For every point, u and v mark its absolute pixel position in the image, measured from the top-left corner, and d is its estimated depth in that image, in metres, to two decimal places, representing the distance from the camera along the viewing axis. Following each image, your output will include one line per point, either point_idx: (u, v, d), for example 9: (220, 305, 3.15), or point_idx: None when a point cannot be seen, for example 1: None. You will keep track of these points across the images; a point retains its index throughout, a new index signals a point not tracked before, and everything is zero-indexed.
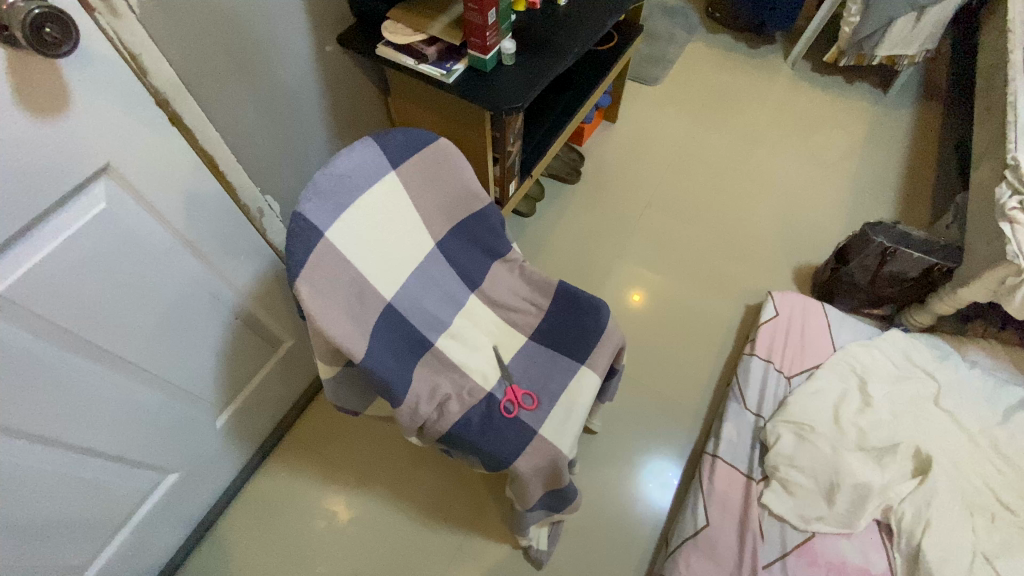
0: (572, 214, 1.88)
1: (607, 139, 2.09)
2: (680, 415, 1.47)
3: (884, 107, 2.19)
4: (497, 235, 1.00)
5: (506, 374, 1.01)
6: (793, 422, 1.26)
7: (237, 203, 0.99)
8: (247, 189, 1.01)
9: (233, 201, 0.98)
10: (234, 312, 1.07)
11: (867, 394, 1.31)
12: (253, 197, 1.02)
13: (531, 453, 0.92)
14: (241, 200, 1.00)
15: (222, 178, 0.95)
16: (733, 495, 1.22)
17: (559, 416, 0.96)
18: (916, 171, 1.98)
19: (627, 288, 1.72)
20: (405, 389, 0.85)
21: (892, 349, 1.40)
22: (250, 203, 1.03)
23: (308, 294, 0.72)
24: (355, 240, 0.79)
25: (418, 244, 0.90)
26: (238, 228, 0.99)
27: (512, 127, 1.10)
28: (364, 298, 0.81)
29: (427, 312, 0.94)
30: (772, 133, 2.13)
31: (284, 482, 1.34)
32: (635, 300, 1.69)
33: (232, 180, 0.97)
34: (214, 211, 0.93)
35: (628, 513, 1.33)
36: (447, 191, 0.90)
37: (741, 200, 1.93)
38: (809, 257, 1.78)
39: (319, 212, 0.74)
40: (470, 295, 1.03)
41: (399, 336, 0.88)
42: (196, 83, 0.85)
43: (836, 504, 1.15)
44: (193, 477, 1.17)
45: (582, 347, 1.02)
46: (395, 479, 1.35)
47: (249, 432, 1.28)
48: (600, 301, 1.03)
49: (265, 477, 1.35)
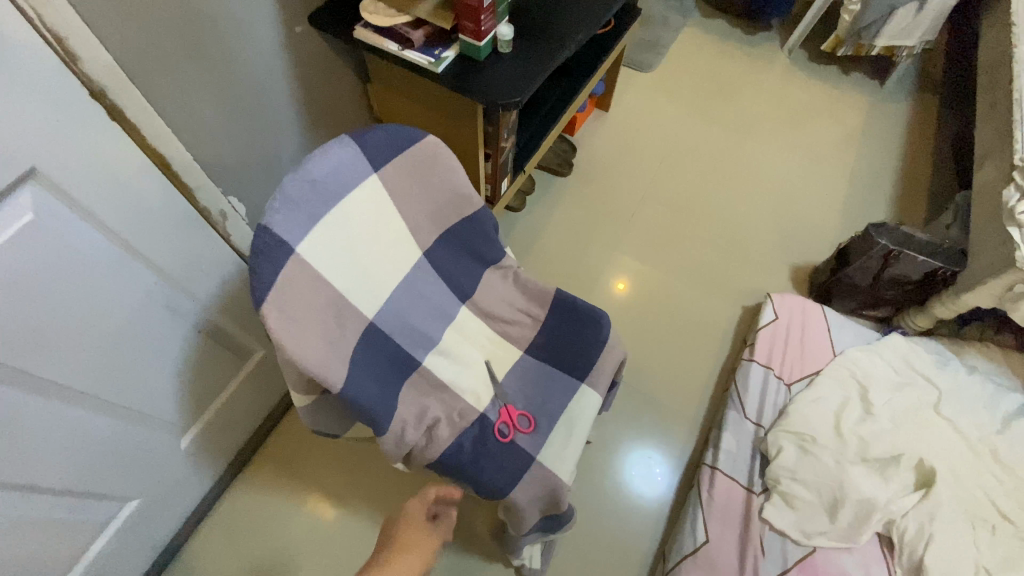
0: (561, 206, 1.79)
1: (599, 129, 1.99)
2: (676, 420, 1.41)
3: (880, 99, 2.14)
4: (491, 241, 0.90)
5: (500, 393, 0.93)
6: (794, 432, 1.22)
7: (195, 204, 0.88)
8: (206, 187, 0.89)
9: (189, 202, 0.86)
10: (196, 325, 0.96)
11: (869, 402, 1.27)
12: (214, 197, 0.91)
13: (529, 482, 0.85)
14: (199, 201, 0.89)
15: (177, 178, 0.83)
16: (732, 509, 1.17)
17: (559, 440, 0.89)
18: (912, 166, 1.94)
19: (611, 276, 1.65)
20: (390, 417, 0.77)
21: (892, 354, 1.36)
22: (210, 204, 0.91)
23: (277, 322, 0.62)
24: (332, 255, 0.69)
25: (404, 254, 0.80)
26: (194, 233, 0.88)
27: (506, 121, 1.00)
28: (342, 320, 0.71)
29: (414, 328, 0.85)
30: (767, 125, 2.06)
31: (259, 499, 1.25)
32: (620, 289, 1.63)
33: (188, 179, 0.85)
34: (167, 216, 0.82)
35: (622, 526, 1.27)
36: (436, 195, 0.80)
37: (737, 195, 1.86)
38: (807, 255, 1.72)
39: (289, 225, 0.64)
40: (461, 307, 0.94)
41: (383, 359, 0.79)
42: (141, 72, 0.73)
43: (839, 519, 1.12)
44: (155, 501, 1.07)
45: (582, 363, 0.95)
46: (379, 494, 1.27)
47: (218, 449, 1.18)
48: (602, 312, 0.95)
49: (239, 493, 1.25)
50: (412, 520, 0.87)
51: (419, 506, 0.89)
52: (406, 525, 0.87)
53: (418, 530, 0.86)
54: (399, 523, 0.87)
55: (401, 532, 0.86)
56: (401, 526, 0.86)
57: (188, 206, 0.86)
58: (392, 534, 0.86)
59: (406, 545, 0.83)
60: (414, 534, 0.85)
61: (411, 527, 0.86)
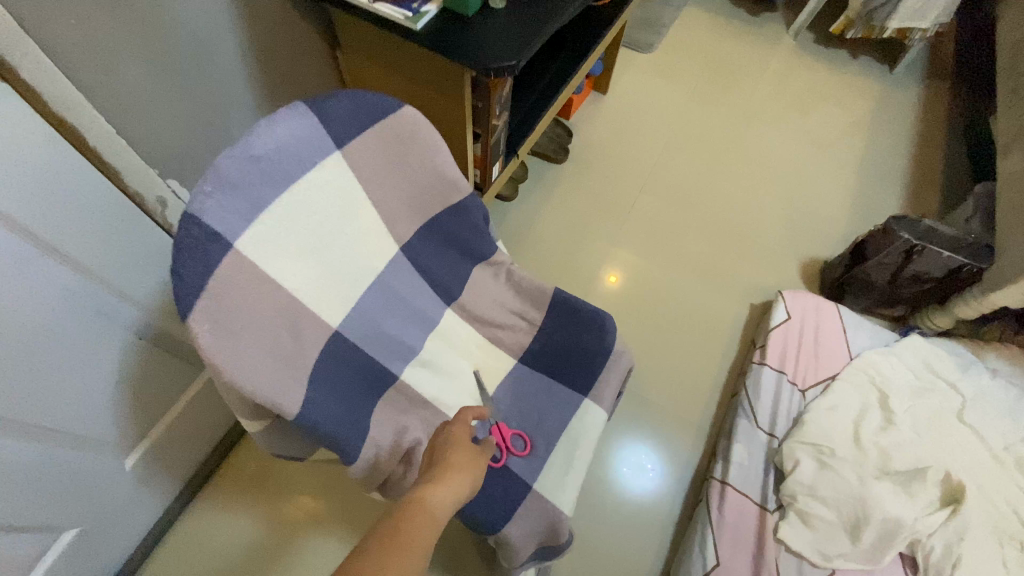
0: (556, 195, 1.67)
1: (595, 112, 1.86)
2: (680, 427, 1.30)
3: (888, 85, 2.05)
4: (480, 234, 0.78)
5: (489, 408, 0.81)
6: (811, 444, 1.12)
7: (121, 187, 0.73)
8: (135, 167, 0.74)
9: (113, 185, 0.72)
10: (133, 330, 0.82)
11: (889, 410, 1.17)
12: (147, 179, 0.77)
13: (524, 514, 0.74)
14: (126, 183, 0.74)
15: (95, 156, 0.69)
16: (745, 529, 1.07)
17: (558, 464, 0.78)
18: (923, 155, 1.85)
19: (603, 269, 1.54)
20: (359, 443, 0.65)
21: (912, 358, 1.26)
22: (142, 188, 0.77)
23: (209, 335, 0.49)
24: (283, 252, 0.56)
25: (376, 250, 0.67)
26: (117, 221, 0.73)
27: (498, 94, 0.88)
28: (298, 330, 0.58)
29: (389, 337, 0.73)
30: (773, 111, 1.95)
31: (221, 521, 1.10)
32: (612, 282, 1.52)
33: (111, 159, 0.71)
34: (80, 202, 0.67)
35: (625, 544, 1.16)
36: (415, 180, 0.67)
37: (743, 185, 1.75)
38: (816, 248, 1.62)
39: (224, 213, 0.50)
40: (446, 310, 0.82)
41: (352, 375, 0.66)
42: (40, 22, 0.58)
43: (861, 540, 1.02)
44: (96, 531, 0.92)
45: (583, 374, 0.83)
46: (352, 513, 1.12)
47: (171, 467, 1.04)
48: (606, 315, 0.84)
49: (197, 515, 1.10)
50: (456, 443, 0.64)
51: (462, 426, 0.67)
52: (448, 444, 0.65)
53: (464, 452, 0.64)
54: (439, 446, 0.65)
55: (443, 454, 0.63)
56: (442, 447, 0.65)
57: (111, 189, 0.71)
58: (430, 458, 0.64)
59: (453, 466, 0.61)
60: (461, 453, 0.63)
61: (454, 445, 0.64)
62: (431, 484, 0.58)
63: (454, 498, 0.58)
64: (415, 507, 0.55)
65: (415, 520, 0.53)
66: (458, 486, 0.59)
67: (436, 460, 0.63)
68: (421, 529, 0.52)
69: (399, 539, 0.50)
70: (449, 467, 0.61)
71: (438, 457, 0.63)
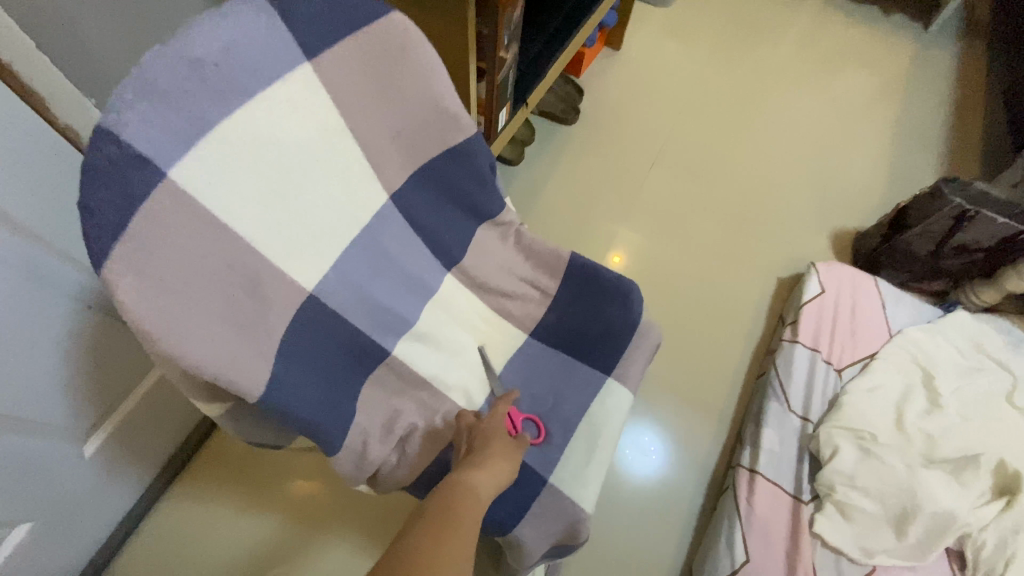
0: (566, 161, 1.53)
1: (607, 72, 1.72)
2: (703, 410, 1.19)
3: (922, 44, 1.91)
4: (485, 186, 0.64)
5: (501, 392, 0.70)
6: (849, 429, 1.01)
7: (48, 120, 0.59)
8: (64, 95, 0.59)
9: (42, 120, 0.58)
10: (82, 298, 0.70)
11: (934, 392, 1.06)
12: (81, 108, 0.62)
13: (538, 514, 0.64)
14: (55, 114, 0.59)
15: (10, 76, 0.54)
16: (777, 523, 0.96)
17: (577, 454, 0.67)
18: (960, 119, 1.72)
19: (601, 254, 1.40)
20: (340, 427, 0.54)
21: (957, 335, 1.15)
22: (77, 123, 0.62)
23: (136, 290, 0.38)
24: (236, 190, 0.44)
25: (360, 198, 0.55)
26: (49, 163, 0.60)
27: (506, 19, 0.76)
28: (259, 291, 0.47)
29: (381, 306, 0.61)
30: (798, 72, 1.81)
31: (217, 519, 0.99)
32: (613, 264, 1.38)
33: (34, 83, 0.56)
34: None
35: (643, 538, 1.06)
36: (407, 111, 0.54)
37: (767, 151, 1.62)
38: (848, 218, 1.50)
39: (150, 130, 0.38)
40: (446, 275, 0.70)
41: (332, 351, 0.55)
42: None
43: (907, 536, 0.92)
44: (53, 527, 0.80)
45: (605, 352, 0.72)
46: (341, 506, 1.01)
47: (143, 454, 0.93)
48: (632, 283, 0.72)
49: (187, 507, 0.99)
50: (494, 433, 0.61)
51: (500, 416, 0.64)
52: (488, 433, 0.61)
53: (506, 442, 0.60)
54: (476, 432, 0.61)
55: (483, 443, 0.60)
56: (481, 434, 0.61)
57: (33, 119, 0.57)
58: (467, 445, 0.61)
59: (495, 456, 0.58)
60: (502, 443, 0.60)
61: (495, 434, 0.61)
62: (474, 471, 0.55)
63: (496, 489, 0.56)
64: (460, 494, 0.52)
65: (462, 509, 0.51)
66: (502, 478, 0.56)
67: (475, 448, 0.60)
68: (468, 518, 0.50)
69: (449, 529, 0.48)
70: (491, 456, 0.58)
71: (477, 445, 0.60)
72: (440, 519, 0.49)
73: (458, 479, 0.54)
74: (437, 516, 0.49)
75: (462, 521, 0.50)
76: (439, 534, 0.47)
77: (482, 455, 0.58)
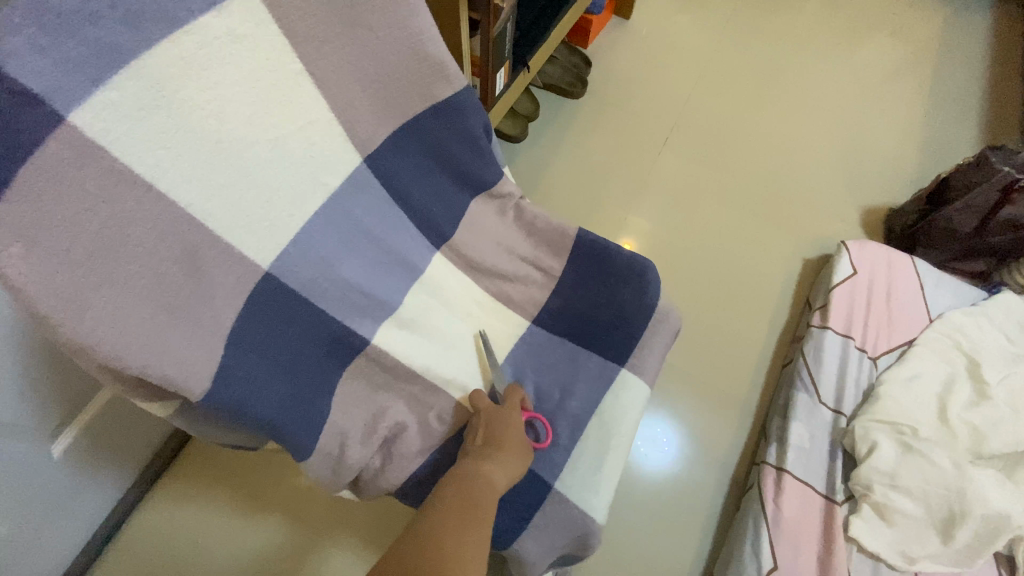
0: (574, 139, 1.43)
1: (615, 43, 1.61)
2: (725, 402, 1.11)
3: (955, 7, 1.78)
4: (479, 152, 0.56)
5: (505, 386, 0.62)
6: (887, 423, 0.92)
7: None
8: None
9: None
10: None
11: (980, 381, 0.96)
12: None
13: (543, 524, 0.56)
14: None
15: None
16: (809, 525, 0.88)
17: (586, 457, 0.59)
18: (998, 86, 1.59)
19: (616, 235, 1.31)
20: (309, 424, 0.47)
21: (1005, 318, 1.05)
22: None
23: (28, 262, 0.30)
24: (163, 143, 0.36)
25: (330, 161, 0.48)
26: None
27: None
28: (198, 265, 0.39)
29: (359, 289, 0.53)
30: (823, 41, 1.69)
31: (206, 522, 0.91)
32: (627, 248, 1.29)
33: None
34: None
35: (662, 542, 0.98)
36: (381, 56, 0.46)
37: (789, 125, 1.51)
38: (878, 194, 1.39)
39: (45, 60, 0.30)
40: (436, 255, 0.62)
41: (299, 338, 0.47)
42: None
43: (955, 540, 0.83)
44: (14, 545, 0.71)
45: (618, 339, 0.63)
46: (334, 507, 0.93)
47: (124, 454, 0.84)
48: (647, 262, 0.63)
49: (171, 509, 0.91)
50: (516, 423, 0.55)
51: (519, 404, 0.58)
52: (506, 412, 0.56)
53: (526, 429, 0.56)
54: (493, 414, 0.56)
55: (502, 428, 0.54)
56: (498, 416, 0.56)
57: None
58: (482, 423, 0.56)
59: (513, 448, 0.53)
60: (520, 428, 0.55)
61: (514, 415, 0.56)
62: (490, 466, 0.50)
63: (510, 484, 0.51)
64: (477, 485, 0.48)
65: (478, 501, 0.47)
66: (519, 467, 0.52)
67: (491, 431, 0.54)
68: (486, 511, 0.47)
69: (465, 523, 0.45)
70: (509, 446, 0.53)
71: (494, 428, 0.55)
72: (457, 512, 0.45)
73: (473, 468, 0.50)
74: (453, 508, 0.46)
75: (479, 515, 0.46)
76: (456, 529, 0.44)
77: (500, 448, 0.53)
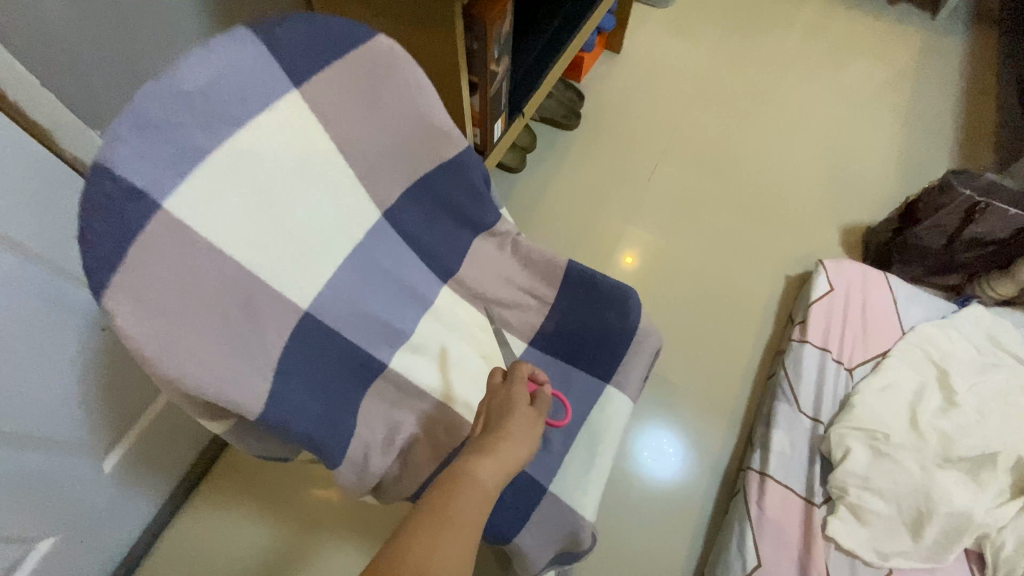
0: (569, 166, 1.53)
1: (608, 75, 1.71)
2: (713, 412, 1.18)
3: (930, 32, 1.88)
4: (480, 200, 0.65)
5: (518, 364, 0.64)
6: (861, 429, 0.99)
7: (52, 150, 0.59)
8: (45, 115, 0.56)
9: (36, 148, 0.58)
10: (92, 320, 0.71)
11: (950, 389, 1.03)
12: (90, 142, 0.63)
13: (540, 522, 0.64)
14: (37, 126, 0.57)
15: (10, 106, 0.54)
16: (790, 526, 0.95)
17: (578, 463, 0.67)
18: (971, 106, 1.68)
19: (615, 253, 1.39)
20: (340, 438, 0.55)
21: (973, 330, 1.12)
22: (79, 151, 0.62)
23: (133, 317, 0.39)
24: (227, 215, 0.46)
25: (356, 215, 0.57)
26: (59, 196, 0.61)
27: (496, 34, 0.77)
28: (253, 308, 0.48)
29: (376, 320, 0.62)
30: (806, 67, 1.78)
31: (236, 528, 0.99)
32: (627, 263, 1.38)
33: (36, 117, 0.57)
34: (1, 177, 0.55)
35: (657, 545, 1.05)
36: (395, 127, 0.55)
37: (773, 148, 1.60)
38: (857, 213, 1.48)
39: (144, 162, 0.40)
40: (443, 288, 0.71)
41: (329, 364, 0.56)
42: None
43: (923, 537, 0.90)
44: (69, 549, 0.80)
45: (605, 358, 0.72)
46: (351, 513, 1.01)
47: (162, 469, 0.93)
48: (630, 289, 0.72)
49: (205, 517, 1.00)
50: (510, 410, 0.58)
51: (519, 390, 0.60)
52: (509, 393, 0.60)
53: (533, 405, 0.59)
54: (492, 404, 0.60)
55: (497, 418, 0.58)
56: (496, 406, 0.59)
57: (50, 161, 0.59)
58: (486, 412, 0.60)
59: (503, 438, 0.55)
60: (518, 412, 0.58)
61: (518, 395, 0.59)
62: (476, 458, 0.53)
63: (499, 474, 0.53)
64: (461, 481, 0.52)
65: (460, 497, 0.50)
66: (507, 457, 0.54)
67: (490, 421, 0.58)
68: (466, 506, 0.50)
69: (446, 518, 0.49)
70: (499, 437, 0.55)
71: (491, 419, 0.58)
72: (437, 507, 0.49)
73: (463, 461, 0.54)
74: (435, 502, 0.50)
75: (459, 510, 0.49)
76: (432, 525, 0.48)
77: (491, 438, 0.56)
